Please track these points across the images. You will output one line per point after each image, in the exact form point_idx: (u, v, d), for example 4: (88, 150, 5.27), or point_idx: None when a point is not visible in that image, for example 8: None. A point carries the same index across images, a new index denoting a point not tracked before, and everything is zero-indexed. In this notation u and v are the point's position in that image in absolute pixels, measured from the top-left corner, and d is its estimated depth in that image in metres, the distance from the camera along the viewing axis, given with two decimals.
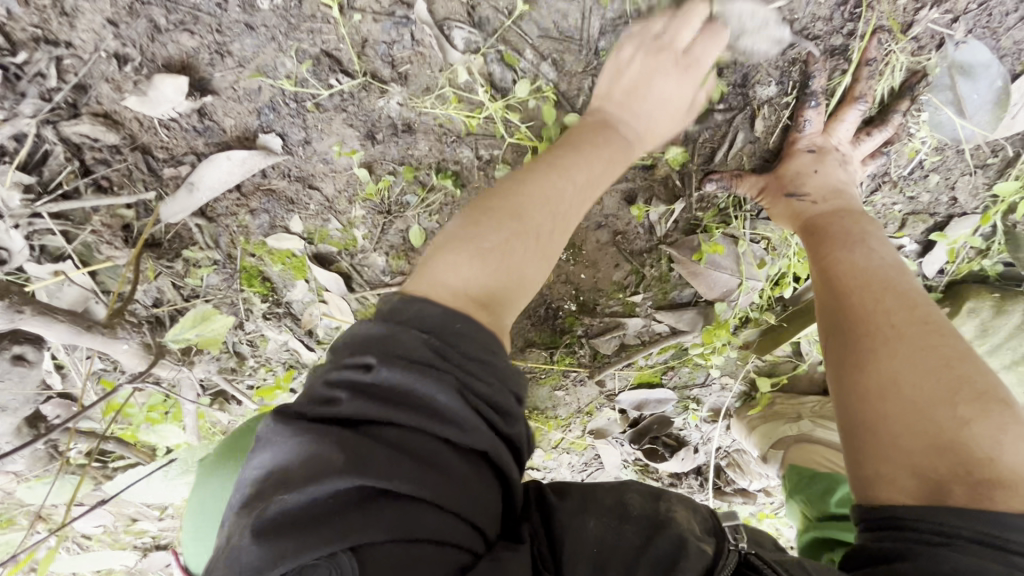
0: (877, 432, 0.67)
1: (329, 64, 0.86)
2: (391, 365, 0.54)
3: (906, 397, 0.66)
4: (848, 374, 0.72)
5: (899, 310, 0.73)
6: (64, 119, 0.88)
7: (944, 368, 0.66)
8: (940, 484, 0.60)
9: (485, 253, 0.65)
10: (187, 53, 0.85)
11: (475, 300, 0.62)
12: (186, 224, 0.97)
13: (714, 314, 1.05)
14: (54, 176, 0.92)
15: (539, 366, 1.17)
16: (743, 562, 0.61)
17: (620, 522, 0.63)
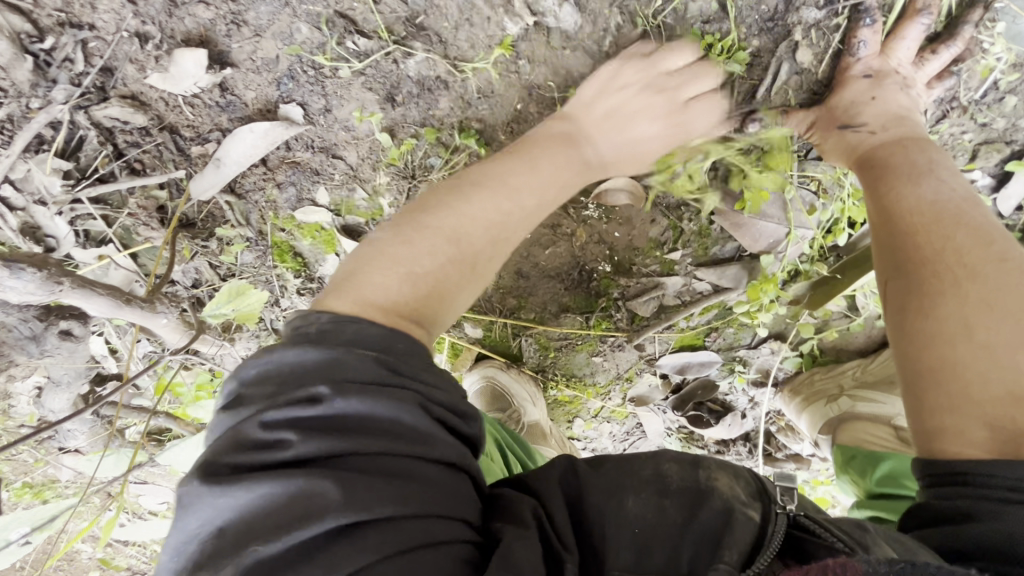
0: (945, 381, 0.61)
1: (343, 25, 0.83)
2: (346, 396, 0.52)
3: (980, 344, 0.61)
4: (910, 320, 0.66)
5: (971, 248, 0.65)
6: (94, 103, 0.90)
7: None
8: (1018, 437, 0.56)
9: (416, 277, 0.64)
10: (205, 27, 0.84)
11: (406, 317, 0.62)
12: (217, 202, 0.98)
13: (760, 269, 0.98)
14: (90, 162, 0.94)
15: (575, 332, 1.13)
16: (793, 525, 0.57)
17: (660, 498, 0.58)
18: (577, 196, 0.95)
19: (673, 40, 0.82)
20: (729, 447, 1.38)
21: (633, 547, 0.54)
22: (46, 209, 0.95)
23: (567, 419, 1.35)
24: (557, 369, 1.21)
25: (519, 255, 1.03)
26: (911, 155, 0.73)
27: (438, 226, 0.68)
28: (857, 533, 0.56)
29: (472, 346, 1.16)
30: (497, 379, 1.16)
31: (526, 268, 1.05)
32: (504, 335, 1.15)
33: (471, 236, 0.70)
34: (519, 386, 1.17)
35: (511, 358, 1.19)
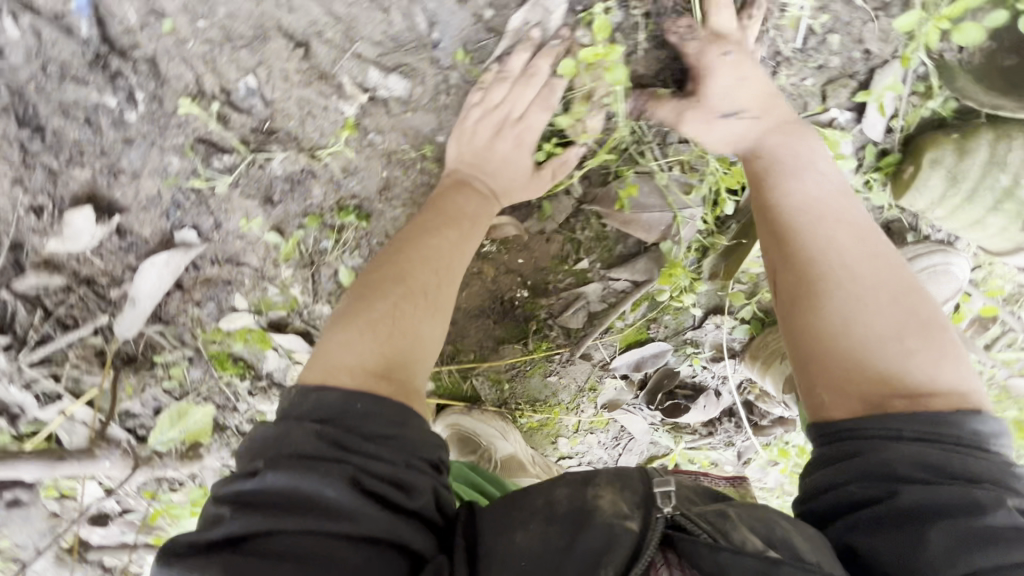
0: (825, 354, 0.67)
1: (205, 148, 0.89)
2: (276, 471, 0.57)
3: (854, 321, 0.67)
4: (790, 303, 0.71)
5: (844, 234, 0.72)
6: (13, 278, 0.97)
7: (890, 300, 0.67)
8: (885, 400, 0.63)
9: (373, 326, 0.70)
10: (88, 184, 0.91)
11: (373, 373, 0.67)
12: (149, 332, 1.04)
13: (665, 255, 1.00)
14: (26, 330, 1.00)
15: (520, 360, 1.15)
16: (670, 525, 0.59)
17: (546, 525, 0.60)
18: None
19: None
20: (716, 425, 1.37)
21: None
22: (3, 382, 1.03)
23: (549, 441, 1.36)
24: (519, 397, 1.23)
25: None
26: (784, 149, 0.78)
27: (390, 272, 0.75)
28: (722, 522, 0.58)
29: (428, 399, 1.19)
30: (461, 424, 1.17)
31: (450, 315, 1.07)
32: (454, 380, 1.17)
33: (425, 295, 0.75)
34: (485, 424, 1.18)
35: (470, 399, 1.21)
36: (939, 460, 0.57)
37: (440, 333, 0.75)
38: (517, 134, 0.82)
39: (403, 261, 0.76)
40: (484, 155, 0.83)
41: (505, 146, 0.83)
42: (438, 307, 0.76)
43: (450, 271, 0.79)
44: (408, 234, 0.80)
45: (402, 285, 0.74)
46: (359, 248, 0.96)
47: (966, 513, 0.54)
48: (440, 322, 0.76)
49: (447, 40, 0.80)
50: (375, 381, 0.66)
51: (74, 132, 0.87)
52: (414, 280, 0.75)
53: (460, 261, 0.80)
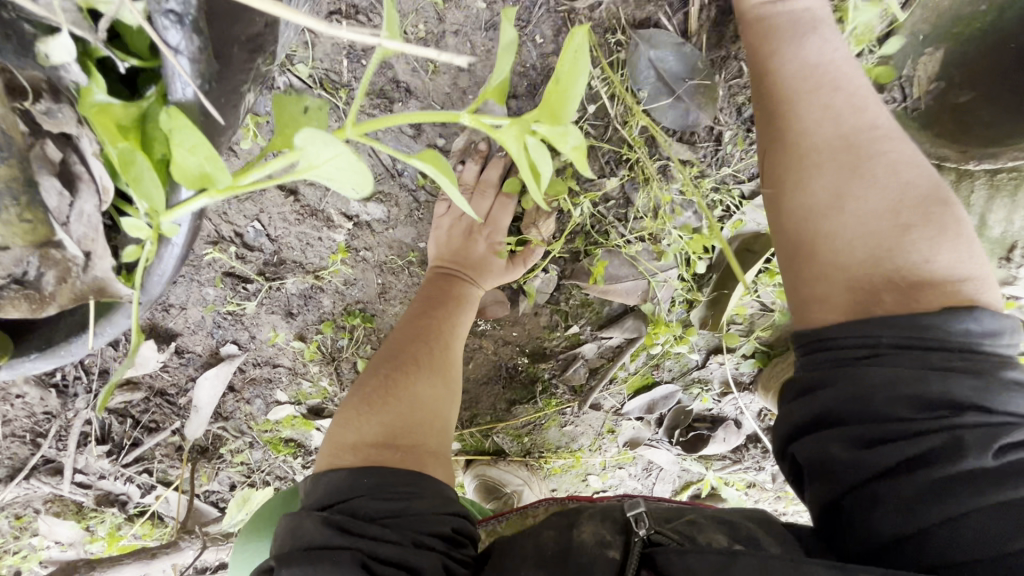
0: (816, 250, 0.64)
1: (232, 279, 1.05)
2: (288, 565, 0.60)
3: (843, 216, 0.62)
4: (782, 198, 0.67)
5: (845, 133, 0.66)
6: (105, 398, 1.18)
7: (890, 187, 0.63)
8: (873, 298, 0.59)
9: (373, 404, 0.78)
10: (148, 320, 1.10)
11: (377, 445, 0.74)
12: (214, 427, 1.23)
13: (650, 314, 1.05)
14: (122, 436, 1.22)
15: (534, 416, 1.23)
16: (649, 543, 0.65)
17: (535, 567, 0.65)
18: None
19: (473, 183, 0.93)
20: (743, 451, 1.38)
21: None
22: (110, 478, 1.25)
23: (579, 480, 1.43)
24: (540, 446, 1.31)
25: None
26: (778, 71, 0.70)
27: (385, 354, 0.84)
28: (690, 532, 0.66)
29: (456, 457, 1.30)
30: (489, 477, 1.27)
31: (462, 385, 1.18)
32: (477, 439, 1.27)
33: (420, 372, 0.82)
34: (511, 475, 1.28)
35: (496, 453, 1.31)
36: (917, 390, 0.53)
37: (442, 397, 0.83)
38: (486, 239, 0.92)
39: (397, 352, 0.84)
40: (461, 262, 0.93)
41: (477, 250, 0.93)
42: (435, 377, 0.83)
43: (441, 352, 0.86)
44: (402, 326, 0.88)
45: (399, 367, 0.82)
46: (370, 342, 1.09)
47: (942, 460, 0.51)
48: (440, 389, 0.83)
49: (410, 167, 0.91)
50: (380, 452, 0.73)
51: None
52: (409, 361, 0.83)
53: (448, 342, 0.88)
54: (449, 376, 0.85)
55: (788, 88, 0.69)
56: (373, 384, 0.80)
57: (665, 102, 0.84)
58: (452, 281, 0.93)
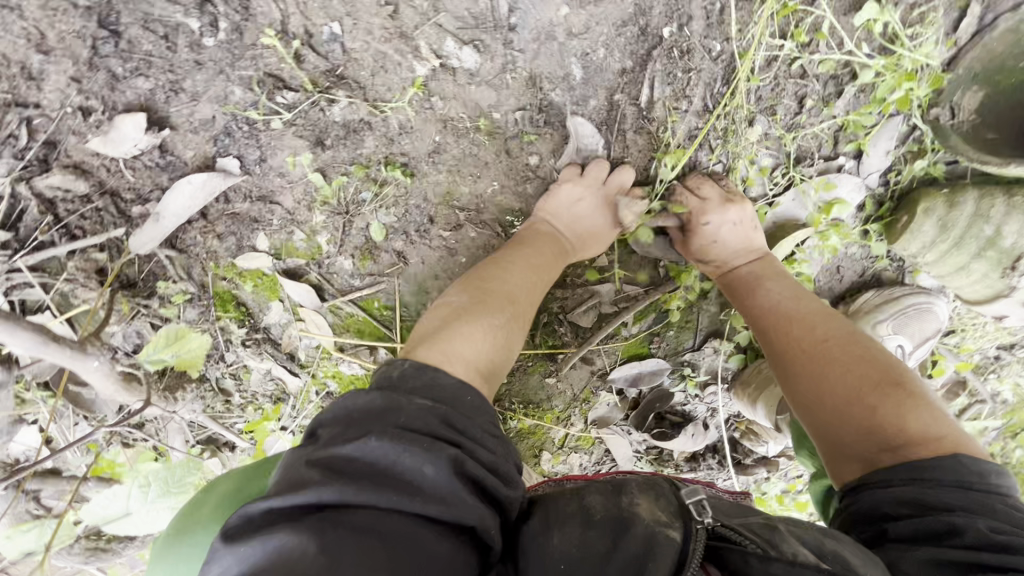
0: (841, 426, 0.79)
1: (273, 83, 0.93)
2: (379, 440, 0.59)
3: (865, 403, 0.78)
4: (796, 387, 0.86)
5: (830, 338, 0.86)
6: (36, 175, 0.95)
7: (866, 364, 0.82)
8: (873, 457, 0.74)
9: (494, 333, 0.81)
10: (145, 96, 0.93)
11: (484, 375, 0.77)
12: (158, 257, 1.01)
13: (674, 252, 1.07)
14: (30, 232, 0.97)
15: (523, 352, 1.16)
16: (712, 535, 0.65)
17: (585, 530, 0.67)
18: (503, 216, 1.02)
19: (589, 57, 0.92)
20: (699, 461, 1.36)
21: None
22: None
23: (532, 456, 1.31)
24: (512, 396, 1.21)
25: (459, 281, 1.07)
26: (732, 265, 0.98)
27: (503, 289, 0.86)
28: (769, 534, 0.64)
29: None
30: None
31: None
32: None
33: (521, 321, 0.87)
34: None
35: None
36: (916, 496, 0.66)
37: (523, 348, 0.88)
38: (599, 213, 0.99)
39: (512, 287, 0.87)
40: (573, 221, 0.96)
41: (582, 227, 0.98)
42: (528, 328, 0.90)
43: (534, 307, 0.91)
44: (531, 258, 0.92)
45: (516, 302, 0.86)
46: (396, 204, 0.99)
47: (947, 534, 0.61)
48: (523, 344, 0.88)
49: (524, 26, 0.89)
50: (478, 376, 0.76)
51: (147, 44, 0.90)
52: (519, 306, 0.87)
53: (548, 293, 0.93)
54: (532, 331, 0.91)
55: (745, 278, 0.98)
56: (496, 318, 0.82)
57: (770, 52, 0.91)
58: (570, 191, 0.96)
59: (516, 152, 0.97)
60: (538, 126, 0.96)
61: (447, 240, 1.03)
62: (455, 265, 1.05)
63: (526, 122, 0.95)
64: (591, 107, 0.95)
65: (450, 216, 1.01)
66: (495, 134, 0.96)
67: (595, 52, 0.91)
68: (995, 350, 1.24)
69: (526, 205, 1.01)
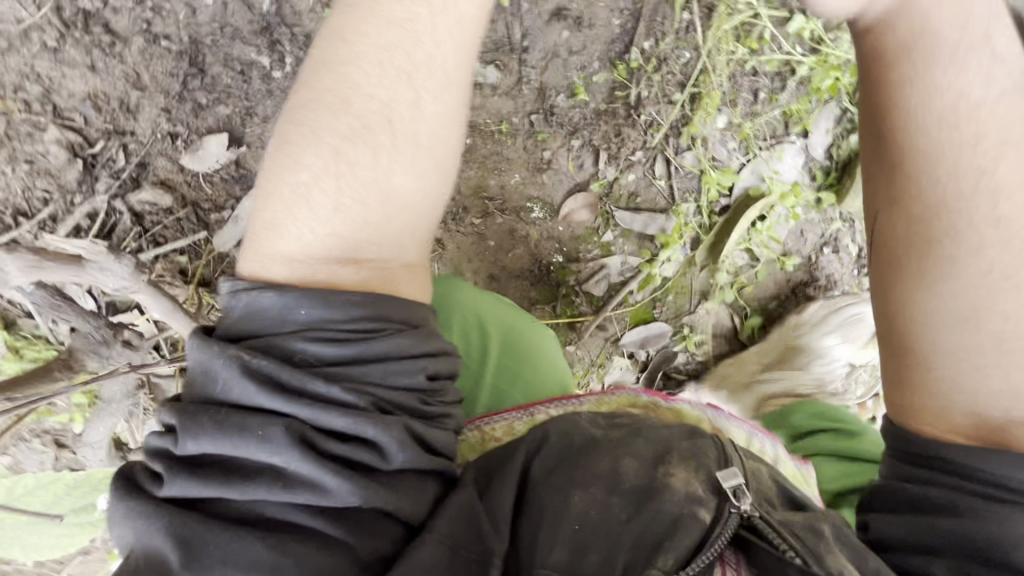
0: (924, 335, 0.79)
1: None
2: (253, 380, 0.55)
3: (987, 327, 0.75)
4: (902, 269, 0.81)
5: (989, 274, 0.76)
6: (129, 191, 1.11)
7: (998, 309, 0.75)
8: (998, 426, 0.74)
9: (303, 194, 0.60)
10: (225, 120, 1.12)
11: (340, 258, 0.60)
12: (232, 257, 1.18)
13: (668, 223, 1.27)
14: (122, 240, 1.12)
15: (546, 324, 1.33)
16: (745, 525, 0.65)
17: (608, 495, 0.66)
18: (523, 202, 1.22)
19: (586, 68, 1.15)
20: None
21: (570, 539, 0.62)
22: None
23: None
24: None
25: (489, 262, 1.26)
26: (925, 138, 0.77)
27: (265, 222, 0.60)
28: (814, 541, 0.64)
29: None
30: None
31: (496, 273, 1.27)
32: None
33: (366, 197, 0.61)
34: None
35: None
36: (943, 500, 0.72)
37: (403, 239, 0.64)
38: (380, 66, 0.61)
39: (329, 189, 0.60)
40: (357, 83, 0.61)
41: (400, 94, 0.61)
42: (374, 205, 0.61)
43: (411, 117, 0.62)
44: (349, 134, 0.60)
45: (326, 215, 0.60)
46: None
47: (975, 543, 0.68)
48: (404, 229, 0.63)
49: (535, 48, 1.12)
50: (366, 271, 0.61)
51: (227, 79, 1.10)
52: (339, 183, 0.60)
53: (383, 171, 0.61)
54: (402, 199, 0.62)
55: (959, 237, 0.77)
56: (298, 176, 0.60)
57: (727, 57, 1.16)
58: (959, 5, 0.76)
59: (532, 149, 1.19)
60: (548, 126, 1.18)
61: (478, 226, 1.23)
62: (486, 248, 1.24)
63: (539, 124, 1.17)
64: (590, 109, 1.17)
65: (481, 206, 1.21)
66: (514, 134, 1.17)
67: (590, 64, 1.14)
68: None
69: (542, 192, 1.22)
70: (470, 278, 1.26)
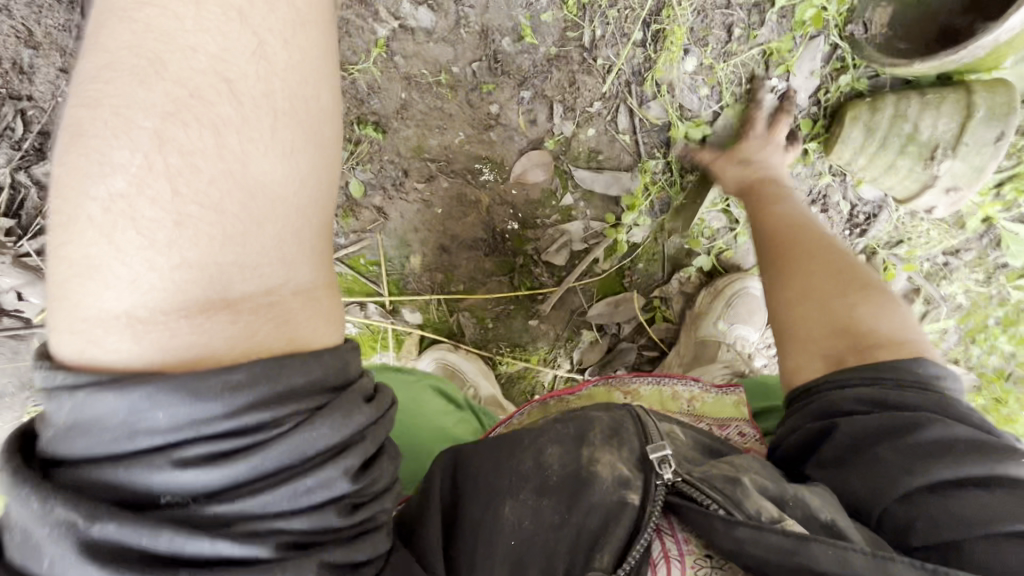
0: (795, 332, 0.86)
1: None
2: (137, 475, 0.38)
3: (824, 300, 0.85)
4: (777, 280, 0.91)
5: (828, 265, 0.88)
6: (34, 163, 1.02)
7: (840, 270, 0.87)
8: (864, 352, 0.77)
9: (124, 218, 0.41)
10: None
11: (215, 302, 0.42)
12: None
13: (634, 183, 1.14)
14: (33, 217, 1.04)
15: (504, 297, 1.22)
16: (673, 491, 0.61)
17: (538, 498, 0.62)
18: (470, 163, 1.10)
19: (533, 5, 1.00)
20: None
21: (504, 559, 0.58)
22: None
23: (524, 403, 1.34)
24: (500, 340, 1.27)
25: (437, 231, 1.15)
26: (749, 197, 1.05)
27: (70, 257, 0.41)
28: (735, 492, 0.60)
29: (412, 330, 1.22)
30: (446, 361, 1.20)
31: (446, 243, 1.16)
32: (440, 314, 1.22)
33: (221, 187, 0.43)
34: (467, 362, 1.21)
35: (454, 338, 1.24)
36: (876, 395, 0.70)
37: (283, 235, 0.46)
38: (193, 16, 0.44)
39: (163, 193, 0.41)
40: (166, 34, 0.44)
41: (228, 43, 0.44)
42: (237, 200, 0.43)
43: (253, 76, 0.45)
44: (181, 112, 0.43)
45: (162, 235, 0.41)
46: (372, 160, 1.07)
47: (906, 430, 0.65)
48: (295, 218, 0.47)
49: None
50: (243, 315, 0.43)
51: None
52: (179, 182, 0.42)
53: (239, 148, 0.44)
54: (272, 182, 0.45)
55: (783, 229, 0.97)
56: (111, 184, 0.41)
57: None
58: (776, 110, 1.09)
59: (477, 103, 1.05)
60: (494, 76, 1.04)
61: (422, 192, 1.11)
62: (432, 216, 1.13)
63: (482, 73, 1.04)
64: (539, 54, 1.03)
65: (423, 169, 1.09)
66: (455, 85, 1.04)
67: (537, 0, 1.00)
68: (943, 256, 1.32)
69: (491, 151, 1.09)
70: (418, 250, 1.16)
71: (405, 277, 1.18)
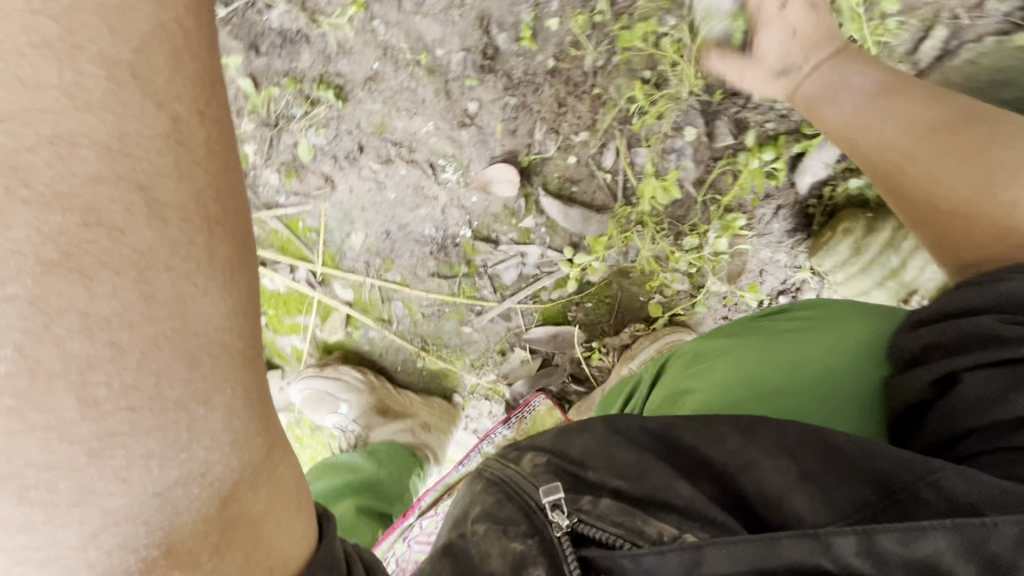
0: (935, 201, 0.69)
1: None
2: None
3: (944, 185, 0.67)
4: (931, 220, 0.70)
5: (951, 165, 0.67)
6: None
7: (960, 142, 0.67)
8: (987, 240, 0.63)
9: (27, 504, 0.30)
10: None
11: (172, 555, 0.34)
12: None
13: (604, 222, 1.06)
14: None
15: (441, 299, 1.17)
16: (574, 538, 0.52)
17: None
18: (434, 157, 1.00)
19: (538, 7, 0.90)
20: None
21: None
22: None
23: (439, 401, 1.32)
24: (428, 337, 1.22)
25: (385, 216, 1.07)
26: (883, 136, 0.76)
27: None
28: (635, 525, 0.51)
29: (340, 306, 1.18)
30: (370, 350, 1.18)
31: (393, 230, 1.09)
32: (372, 299, 1.17)
33: (163, 367, 0.33)
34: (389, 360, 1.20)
35: (383, 323, 1.21)
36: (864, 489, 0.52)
37: (235, 404, 0.36)
38: (102, 123, 0.33)
39: (96, 399, 0.31)
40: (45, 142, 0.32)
41: (149, 149, 0.34)
42: (179, 380, 0.34)
43: (187, 191, 0.35)
44: (111, 261, 0.32)
45: (88, 465, 0.31)
46: (326, 125, 0.97)
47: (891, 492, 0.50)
48: (248, 374, 0.37)
49: None
50: (203, 563, 0.35)
51: None
52: (115, 372, 0.32)
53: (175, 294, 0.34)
54: (219, 334, 0.35)
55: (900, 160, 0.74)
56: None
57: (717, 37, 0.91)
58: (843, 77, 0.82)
59: (455, 95, 0.95)
60: (478, 71, 0.93)
61: (377, 173, 1.02)
62: (383, 200, 1.05)
63: (466, 64, 0.92)
64: (536, 62, 0.93)
65: (382, 149, 1.00)
66: (434, 70, 0.93)
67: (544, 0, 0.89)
68: None
69: (459, 151, 1.00)
70: (360, 230, 1.09)
71: (342, 251, 1.11)
